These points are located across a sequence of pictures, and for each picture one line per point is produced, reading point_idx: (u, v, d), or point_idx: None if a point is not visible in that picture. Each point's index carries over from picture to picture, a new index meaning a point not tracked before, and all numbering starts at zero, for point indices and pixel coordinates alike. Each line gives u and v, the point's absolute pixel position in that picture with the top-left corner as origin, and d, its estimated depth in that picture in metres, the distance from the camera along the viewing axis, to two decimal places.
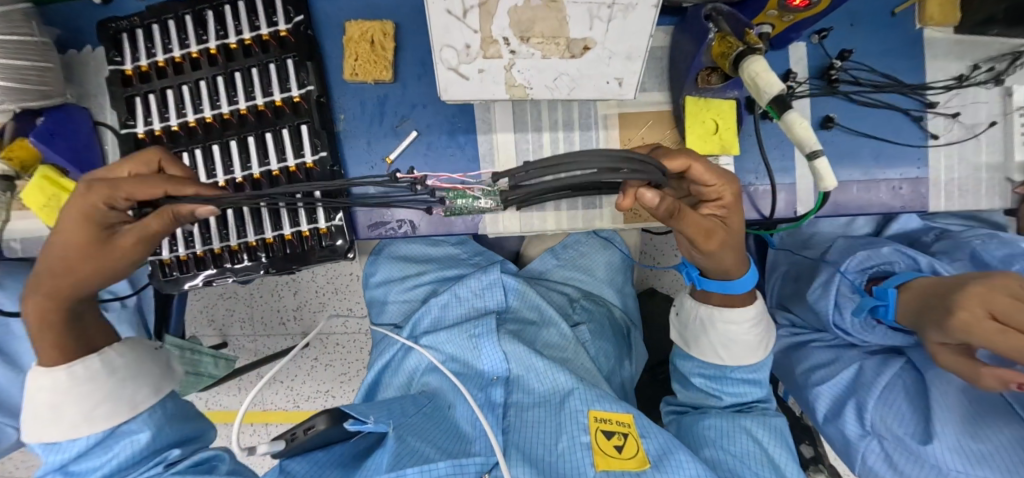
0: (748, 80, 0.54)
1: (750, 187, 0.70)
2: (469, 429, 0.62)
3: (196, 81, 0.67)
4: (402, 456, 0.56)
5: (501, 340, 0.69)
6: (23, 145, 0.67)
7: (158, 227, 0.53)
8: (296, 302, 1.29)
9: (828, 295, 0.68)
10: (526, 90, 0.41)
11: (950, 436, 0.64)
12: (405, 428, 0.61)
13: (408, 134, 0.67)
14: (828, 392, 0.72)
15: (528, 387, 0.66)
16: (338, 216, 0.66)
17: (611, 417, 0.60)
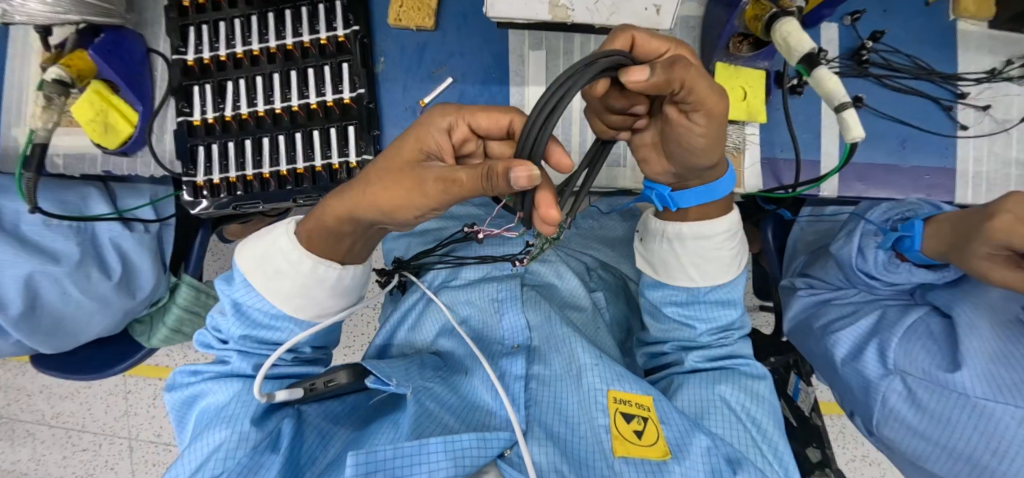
0: (780, 41, 0.55)
1: (774, 158, 0.71)
2: (489, 399, 0.66)
3: (248, 16, 0.70)
4: (422, 422, 0.60)
5: (524, 308, 0.72)
6: (81, 57, 0.70)
7: (465, 178, 0.38)
8: None
9: (851, 242, 0.70)
10: (568, 11, 0.43)
11: (982, 365, 0.63)
12: (424, 390, 0.65)
13: (443, 80, 0.69)
14: (849, 337, 0.71)
15: (547, 360, 0.68)
16: (368, 152, 0.68)
17: (630, 398, 0.62)
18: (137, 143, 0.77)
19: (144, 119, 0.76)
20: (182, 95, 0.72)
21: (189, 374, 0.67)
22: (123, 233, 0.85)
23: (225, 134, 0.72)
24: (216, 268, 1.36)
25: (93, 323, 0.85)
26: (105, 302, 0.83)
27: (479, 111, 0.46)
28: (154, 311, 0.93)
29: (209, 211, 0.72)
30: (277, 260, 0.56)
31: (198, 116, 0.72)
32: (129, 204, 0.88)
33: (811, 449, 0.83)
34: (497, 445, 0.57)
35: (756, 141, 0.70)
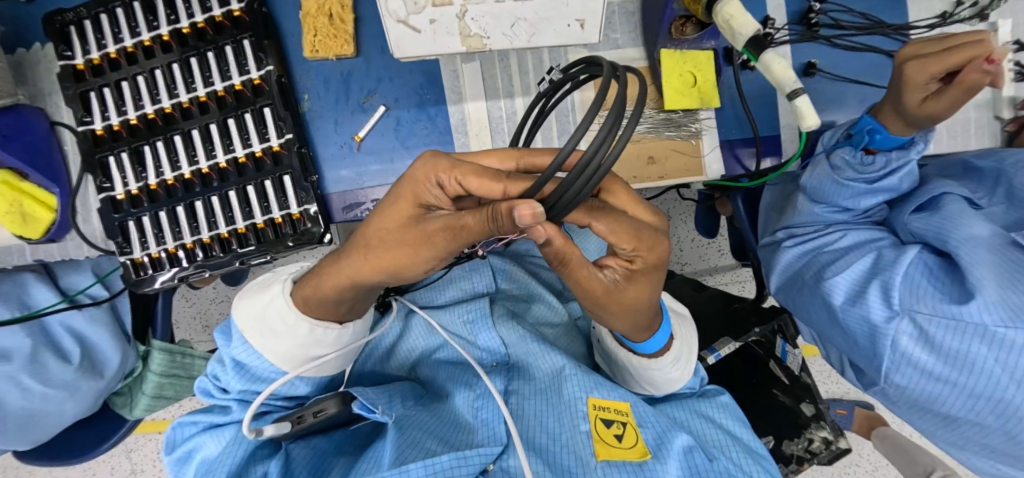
0: (722, 24, 0.51)
1: (734, 141, 0.68)
2: (470, 418, 0.59)
3: (150, 70, 0.64)
4: (403, 450, 0.52)
5: (497, 324, 0.67)
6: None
7: (473, 221, 0.38)
8: None
9: (822, 172, 0.68)
10: (483, 39, 0.39)
11: (996, 292, 0.60)
12: (408, 417, 0.58)
13: (376, 109, 0.65)
14: (844, 282, 0.68)
15: (527, 373, 0.63)
16: (310, 200, 0.64)
17: (609, 405, 0.57)
18: (63, 227, 0.72)
19: (65, 200, 0.71)
20: (99, 170, 0.66)
21: (189, 425, 0.60)
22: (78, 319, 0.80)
23: (154, 204, 0.66)
24: (190, 317, 1.30)
25: (66, 412, 0.77)
26: (70, 390, 0.77)
27: (471, 173, 0.39)
28: (131, 381, 0.85)
29: (162, 287, 0.68)
30: (273, 321, 0.54)
31: (119, 190, 0.66)
32: (78, 285, 0.83)
33: (804, 404, 0.81)
34: (477, 462, 0.51)
35: (711, 126, 0.66)
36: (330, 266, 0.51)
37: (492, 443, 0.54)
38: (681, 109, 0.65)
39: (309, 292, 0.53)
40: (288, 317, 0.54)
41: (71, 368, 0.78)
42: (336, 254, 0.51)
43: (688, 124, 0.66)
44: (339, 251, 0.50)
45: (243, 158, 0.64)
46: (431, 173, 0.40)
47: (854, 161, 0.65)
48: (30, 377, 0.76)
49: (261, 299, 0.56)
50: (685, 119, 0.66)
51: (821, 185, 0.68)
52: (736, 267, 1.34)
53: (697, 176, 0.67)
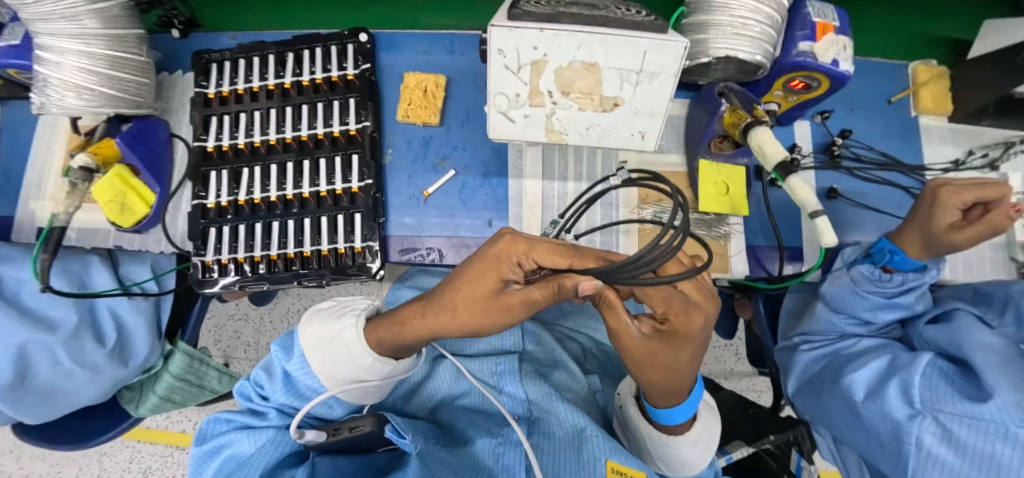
0: (755, 148, 0.60)
1: (758, 248, 0.75)
2: (490, 463, 0.65)
3: (267, 108, 0.76)
4: None
5: (524, 380, 0.72)
6: (109, 144, 0.73)
7: (541, 294, 0.50)
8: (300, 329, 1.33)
9: (843, 283, 0.73)
10: (563, 135, 0.50)
11: (1010, 395, 0.60)
12: (431, 453, 0.63)
13: (447, 172, 0.75)
14: (862, 380, 0.70)
15: (548, 430, 0.67)
16: (373, 238, 0.72)
17: (625, 471, 0.60)
18: (152, 221, 0.80)
19: (161, 200, 0.80)
20: (199, 181, 0.76)
21: (223, 422, 0.64)
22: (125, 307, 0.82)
23: (237, 217, 0.75)
24: (214, 332, 1.36)
25: (85, 392, 0.79)
26: (95, 373, 0.78)
27: (546, 252, 0.49)
28: (145, 378, 0.88)
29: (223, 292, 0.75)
30: (337, 348, 0.61)
31: (212, 199, 0.76)
32: (134, 278, 0.85)
33: None
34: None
35: (738, 231, 0.74)
36: (411, 312, 0.59)
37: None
38: (712, 213, 0.73)
39: (381, 325, 0.62)
40: (352, 344, 0.61)
41: (101, 350, 0.79)
42: (417, 302, 0.60)
43: (714, 225, 0.74)
44: (421, 301, 0.59)
45: (325, 193, 0.73)
46: (511, 253, 0.51)
47: (872, 276, 0.71)
48: (63, 354, 0.77)
49: (328, 326, 0.62)
50: (714, 221, 0.74)
51: (842, 295, 0.73)
52: (752, 374, 1.36)
53: (722, 273, 0.73)
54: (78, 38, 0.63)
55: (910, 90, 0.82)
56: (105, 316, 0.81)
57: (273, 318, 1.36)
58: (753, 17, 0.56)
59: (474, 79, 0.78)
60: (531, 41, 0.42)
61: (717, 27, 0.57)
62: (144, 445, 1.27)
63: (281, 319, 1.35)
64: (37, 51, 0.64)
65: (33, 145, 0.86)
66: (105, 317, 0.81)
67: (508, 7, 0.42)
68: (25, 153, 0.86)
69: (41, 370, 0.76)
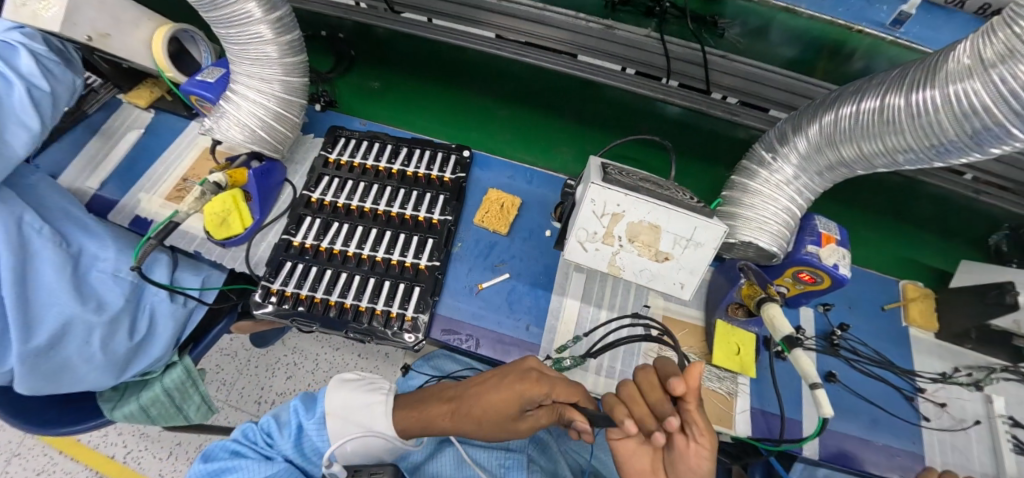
0: (766, 319, 0.72)
1: (763, 410, 0.83)
2: None
3: (372, 184, 0.92)
4: None
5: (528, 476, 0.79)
6: (241, 172, 0.90)
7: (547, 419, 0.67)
8: (284, 387, 1.31)
9: None
10: (620, 270, 0.63)
11: None
12: None
13: (502, 273, 0.88)
14: None
15: None
16: (425, 312, 0.82)
17: None
18: (238, 241, 0.91)
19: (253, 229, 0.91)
20: (294, 220, 0.88)
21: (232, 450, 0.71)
22: (165, 304, 0.85)
23: (314, 259, 0.86)
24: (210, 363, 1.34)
25: (84, 379, 0.78)
26: (110, 362, 0.79)
27: (565, 390, 0.65)
28: (134, 380, 0.85)
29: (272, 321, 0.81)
30: (360, 414, 0.70)
31: (297, 238, 0.87)
32: (186, 282, 0.89)
33: None
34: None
35: (745, 390, 0.83)
36: (435, 414, 0.70)
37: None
38: (723, 367, 0.82)
39: (410, 413, 0.70)
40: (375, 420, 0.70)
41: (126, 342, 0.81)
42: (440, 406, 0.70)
43: (726, 382, 0.83)
44: (440, 405, 0.70)
45: (395, 262, 0.85)
46: (536, 392, 0.64)
47: None
48: (96, 335, 0.78)
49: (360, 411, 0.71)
50: (724, 377, 0.83)
51: None
52: None
53: (728, 427, 0.80)
54: (262, 94, 0.82)
55: (901, 302, 0.96)
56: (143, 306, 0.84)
57: (260, 364, 1.34)
58: (774, 219, 0.71)
59: (542, 208, 0.95)
60: (615, 199, 0.58)
61: (744, 220, 0.72)
62: (65, 459, 1.13)
63: (264, 368, 1.34)
64: (227, 93, 0.82)
65: (165, 152, 1.01)
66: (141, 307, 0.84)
67: (603, 173, 0.60)
68: (156, 157, 1.01)
69: (65, 344, 0.77)
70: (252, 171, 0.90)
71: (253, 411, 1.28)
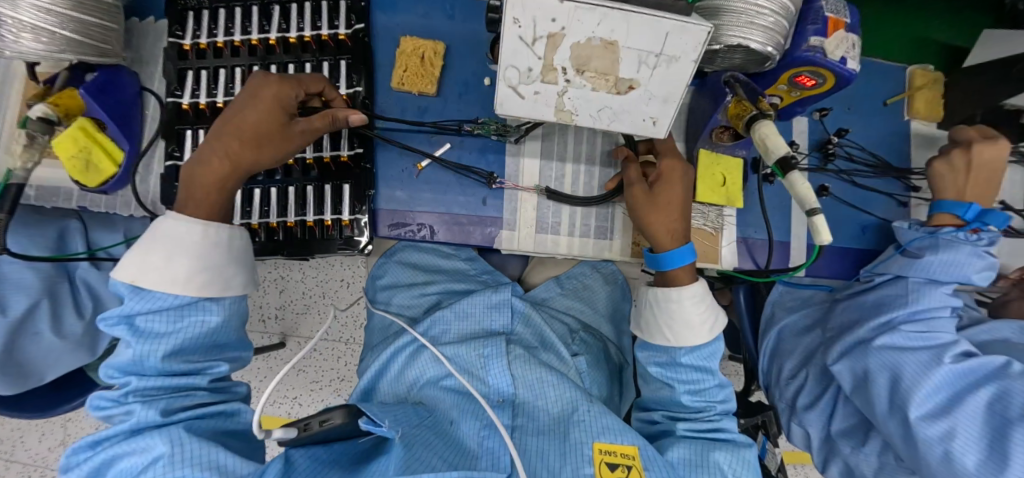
0: (758, 141, 0.60)
1: (749, 239, 0.77)
2: (476, 445, 0.66)
3: (252, 66, 0.72)
4: (411, 461, 0.60)
5: (509, 362, 0.73)
6: (72, 95, 0.68)
7: (323, 124, 0.65)
8: (280, 301, 1.28)
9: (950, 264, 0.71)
10: (572, 115, 0.49)
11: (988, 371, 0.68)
12: (414, 435, 0.66)
13: (441, 145, 0.73)
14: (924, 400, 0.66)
15: (532, 413, 0.69)
16: (363, 212, 0.71)
17: (616, 449, 0.62)
18: (120, 182, 0.75)
19: (131, 158, 0.75)
20: (174, 138, 0.72)
21: (89, 447, 0.58)
22: (90, 271, 0.82)
23: None
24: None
25: (57, 365, 0.80)
26: (75, 344, 0.80)
27: (314, 82, 0.65)
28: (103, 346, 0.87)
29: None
30: (155, 255, 0.57)
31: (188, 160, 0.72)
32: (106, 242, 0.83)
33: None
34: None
35: (731, 221, 0.76)
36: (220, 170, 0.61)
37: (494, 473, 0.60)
38: (708, 203, 0.73)
39: (198, 193, 0.61)
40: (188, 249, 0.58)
41: (78, 320, 0.81)
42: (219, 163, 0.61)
43: (712, 217, 0.75)
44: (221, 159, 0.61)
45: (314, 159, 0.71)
46: (289, 88, 0.63)
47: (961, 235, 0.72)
48: (46, 324, 0.77)
49: (143, 255, 0.58)
50: (710, 213, 0.75)
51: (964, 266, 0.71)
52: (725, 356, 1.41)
53: (714, 263, 0.75)
54: None
55: (905, 93, 0.82)
56: (66, 280, 0.81)
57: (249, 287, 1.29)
58: (768, 7, 0.55)
59: (473, 49, 0.75)
60: (548, 11, 0.41)
61: (733, 13, 0.55)
62: None
63: (257, 286, 1.28)
64: None
65: None
66: (66, 281, 0.81)
67: None
68: None
69: (20, 342, 0.75)
70: (80, 89, 0.67)
71: (261, 330, 1.28)
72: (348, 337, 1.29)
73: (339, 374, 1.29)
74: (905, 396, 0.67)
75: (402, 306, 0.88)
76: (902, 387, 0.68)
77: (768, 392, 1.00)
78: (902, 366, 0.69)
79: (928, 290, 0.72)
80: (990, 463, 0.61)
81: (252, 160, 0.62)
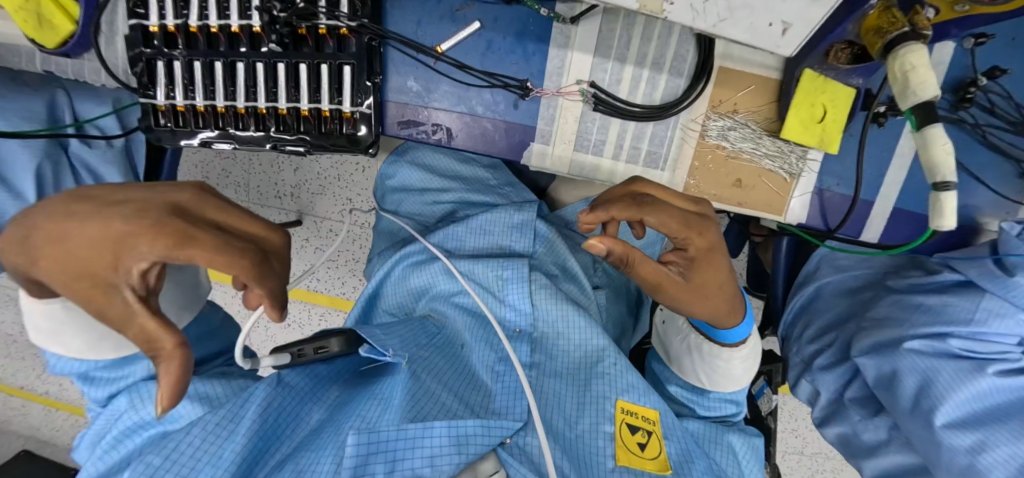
0: (896, 72, 0.44)
1: (827, 191, 0.63)
2: (489, 382, 0.56)
3: None
4: (418, 395, 0.50)
5: (531, 288, 0.62)
6: None
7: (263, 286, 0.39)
8: (296, 179, 1.18)
9: None
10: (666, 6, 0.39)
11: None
12: (422, 359, 0.56)
13: (468, 24, 0.57)
14: (955, 405, 0.63)
15: (550, 351, 0.60)
16: (368, 104, 0.58)
17: (637, 411, 0.55)
18: (81, 45, 0.66)
19: (89, 14, 0.65)
20: None
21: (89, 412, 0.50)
22: (82, 147, 0.72)
23: (188, 48, 0.63)
24: (195, 164, 1.18)
25: None
26: None
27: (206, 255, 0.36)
28: None
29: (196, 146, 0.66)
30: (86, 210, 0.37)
31: (154, 21, 0.61)
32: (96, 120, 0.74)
33: None
34: (496, 438, 0.48)
35: (814, 168, 0.61)
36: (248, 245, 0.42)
37: (511, 418, 0.51)
38: (793, 141, 0.59)
39: (88, 287, 0.36)
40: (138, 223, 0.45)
41: None
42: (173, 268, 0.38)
43: (793, 159, 0.60)
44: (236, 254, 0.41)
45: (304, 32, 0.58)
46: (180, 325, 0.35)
47: None
48: None
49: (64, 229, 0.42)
50: (791, 154, 0.60)
51: None
52: None
53: (778, 215, 0.63)
54: None
55: None
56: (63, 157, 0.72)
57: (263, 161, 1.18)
58: None
59: None
60: None
61: None
62: None
63: (269, 164, 1.18)
64: None
65: None
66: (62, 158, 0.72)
67: None
68: None
69: None
70: None
71: (278, 206, 1.21)
72: (364, 221, 1.19)
73: (356, 256, 1.22)
74: (933, 402, 0.64)
75: (412, 211, 0.77)
76: (933, 390, 0.64)
77: (782, 344, 0.86)
78: (935, 373, 0.65)
79: (1004, 313, 0.64)
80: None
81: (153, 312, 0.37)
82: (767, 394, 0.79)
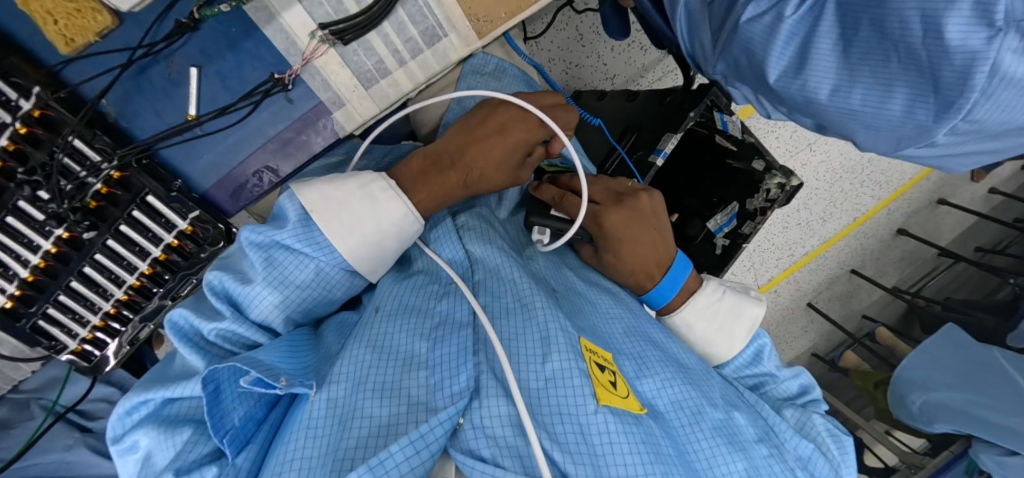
0: None
1: None
2: (424, 352, 0.47)
3: None
4: (315, 432, 0.40)
5: (467, 241, 0.59)
6: None
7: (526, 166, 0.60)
8: None
9: None
10: None
11: None
12: (315, 376, 0.46)
13: (189, 75, 0.52)
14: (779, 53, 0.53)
15: (494, 291, 0.53)
16: (193, 208, 0.60)
17: (600, 348, 0.50)
18: None
19: None
20: None
21: (138, 407, 0.44)
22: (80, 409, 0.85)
23: (44, 290, 0.59)
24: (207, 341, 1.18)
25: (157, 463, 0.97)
26: None
27: (477, 153, 0.56)
28: None
29: (118, 361, 0.68)
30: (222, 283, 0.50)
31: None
32: (67, 397, 0.89)
33: (755, 162, 0.93)
34: (434, 444, 0.39)
35: None
36: (520, 112, 0.59)
37: (456, 398, 0.43)
38: None
39: (424, 179, 0.55)
40: (364, 205, 0.51)
41: None
42: (416, 156, 0.57)
43: None
44: (421, 166, 0.56)
45: (97, 199, 0.57)
46: (474, 172, 0.56)
47: None
48: None
49: (337, 181, 0.52)
50: None
51: None
52: None
53: None
54: None
55: None
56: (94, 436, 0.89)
57: None
58: None
59: None
60: None
61: None
62: None
63: None
64: None
65: None
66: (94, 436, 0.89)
67: None
68: None
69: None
70: None
71: None
72: None
73: None
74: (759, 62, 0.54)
75: None
76: (754, 52, 0.55)
77: (700, 72, 0.77)
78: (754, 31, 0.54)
79: None
80: (843, 79, 0.50)
81: (474, 167, 0.56)
82: (730, 120, 0.91)
